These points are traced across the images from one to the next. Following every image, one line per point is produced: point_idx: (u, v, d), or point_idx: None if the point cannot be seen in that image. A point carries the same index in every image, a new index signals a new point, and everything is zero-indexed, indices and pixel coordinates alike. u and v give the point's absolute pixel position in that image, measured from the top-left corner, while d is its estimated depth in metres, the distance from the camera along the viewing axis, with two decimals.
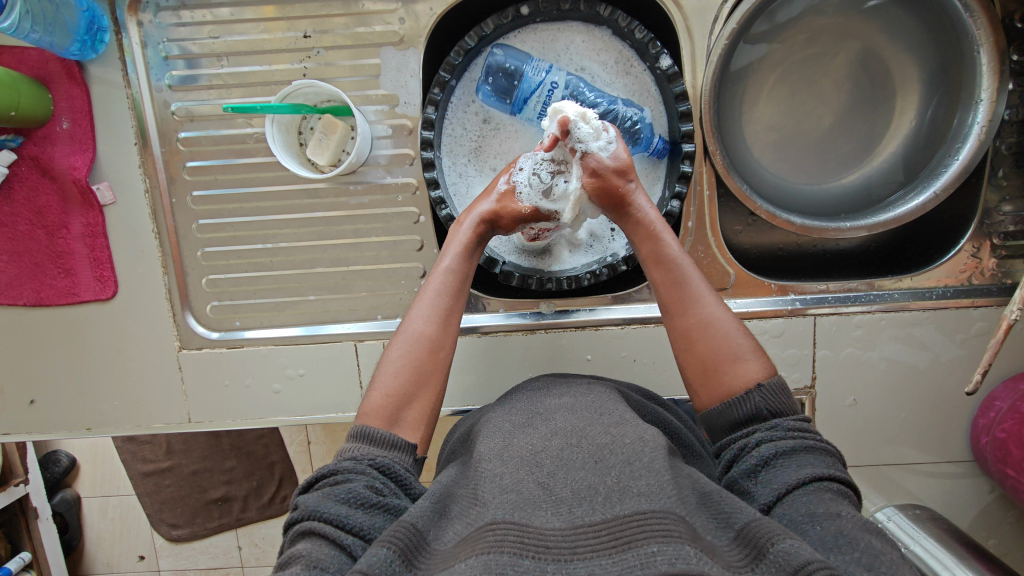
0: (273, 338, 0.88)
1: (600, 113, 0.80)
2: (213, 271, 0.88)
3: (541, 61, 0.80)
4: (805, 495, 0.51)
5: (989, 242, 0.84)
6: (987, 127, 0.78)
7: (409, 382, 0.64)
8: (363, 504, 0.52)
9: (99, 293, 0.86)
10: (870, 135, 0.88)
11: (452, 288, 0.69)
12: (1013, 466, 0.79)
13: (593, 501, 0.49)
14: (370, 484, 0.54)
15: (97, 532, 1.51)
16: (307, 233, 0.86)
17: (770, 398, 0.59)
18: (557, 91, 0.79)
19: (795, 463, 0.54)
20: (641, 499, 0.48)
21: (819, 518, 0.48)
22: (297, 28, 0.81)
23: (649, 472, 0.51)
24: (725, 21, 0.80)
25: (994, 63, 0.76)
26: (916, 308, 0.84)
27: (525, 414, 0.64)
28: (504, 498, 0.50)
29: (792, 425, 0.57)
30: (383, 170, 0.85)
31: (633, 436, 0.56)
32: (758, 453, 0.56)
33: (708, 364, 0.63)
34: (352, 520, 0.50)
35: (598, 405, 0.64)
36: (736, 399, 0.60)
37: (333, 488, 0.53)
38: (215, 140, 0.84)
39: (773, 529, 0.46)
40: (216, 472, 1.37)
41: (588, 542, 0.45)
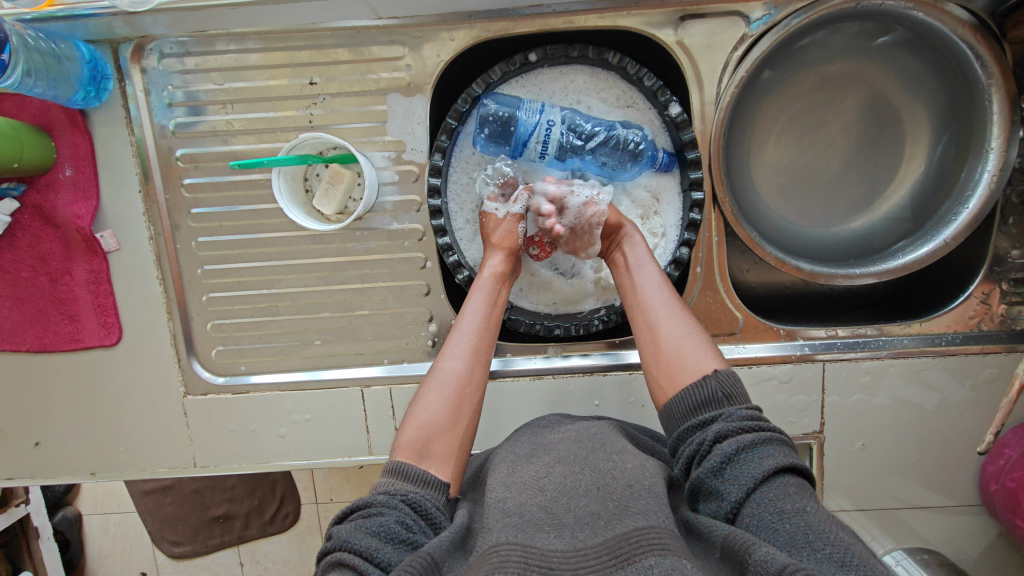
0: (279, 383, 0.88)
1: (601, 140, 0.79)
2: (218, 316, 0.87)
3: (534, 102, 0.78)
4: (770, 491, 0.51)
5: (1000, 288, 0.83)
6: (997, 176, 0.77)
7: (442, 419, 0.65)
8: (393, 539, 0.52)
9: (103, 339, 0.86)
10: (877, 178, 0.87)
11: (475, 331, 0.72)
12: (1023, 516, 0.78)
13: (595, 524, 0.49)
14: (401, 519, 0.54)
15: (99, 550, 1.51)
16: (313, 278, 0.85)
17: (725, 384, 0.61)
18: (556, 129, 0.78)
19: (757, 456, 0.53)
20: (640, 517, 0.48)
21: (788, 517, 0.48)
22: (302, 75, 0.80)
23: (648, 496, 0.51)
24: (734, 69, 0.79)
25: (1006, 112, 0.76)
26: (925, 354, 0.84)
27: (530, 445, 0.65)
28: (506, 523, 0.50)
29: (746, 415, 0.58)
30: (390, 216, 0.84)
31: (636, 463, 0.56)
32: (722, 450, 0.55)
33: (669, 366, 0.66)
34: (381, 554, 0.50)
35: (601, 435, 0.64)
36: (696, 383, 0.62)
37: (366, 520, 0.53)
38: (220, 187, 0.83)
39: (750, 538, 0.46)
40: (217, 489, 1.39)
41: (588, 561, 0.45)
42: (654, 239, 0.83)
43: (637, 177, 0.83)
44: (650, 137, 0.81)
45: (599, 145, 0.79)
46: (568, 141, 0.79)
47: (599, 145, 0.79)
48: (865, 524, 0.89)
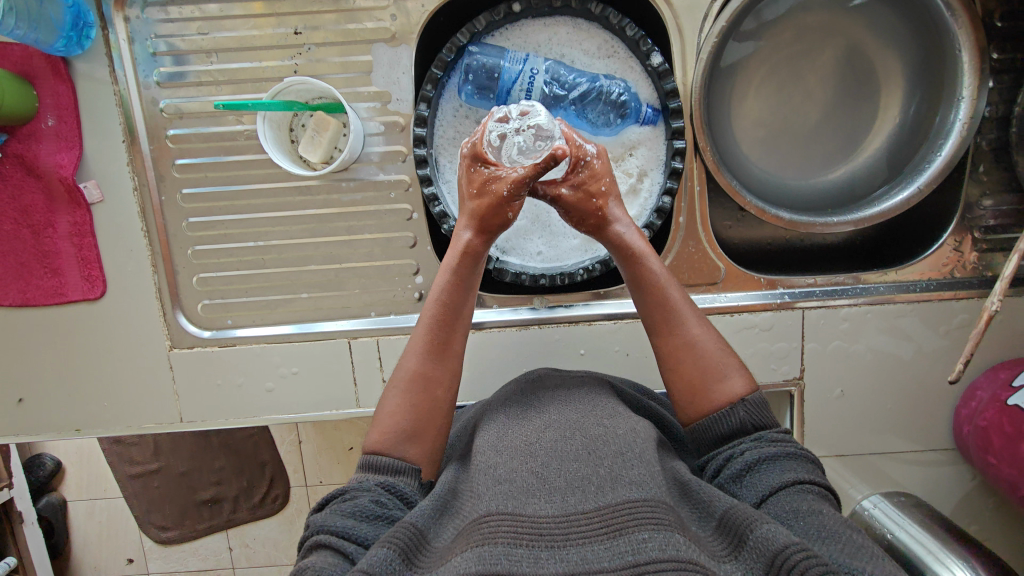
0: (265, 337, 0.88)
1: (584, 91, 0.80)
2: (203, 270, 0.87)
3: (518, 52, 0.80)
4: (789, 494, 0.54)
5: (971, 236, 0.85)
6: (968, 124, 0.80)
7: (408, 419, 0.64)
8: (369, 517, 0.54)
9: (87, 293, 0.85)
10: (856, 131, 0.89)
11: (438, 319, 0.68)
12: (993, 454, 0.77)
13: (585, 489, 0.50)
14: (377, 499, 0.56)
15: (86, 532, 1.49)
16: (300, 230, 0.86)
17: (753, 413, 0.62)
18: (539, 77, 0.79)
19: (780, 467, 0.57)
20: (632, 488, 0.49)
21: (803, 514, 0.51)
22: (287, 25, 0.80)
23: (640, 465, 0.52)
24: (715, 19, 0.80)
25: (975, 61, 0.78)
26: (900, 301, 0.86)
27: (520, 405, 0.65)
28: (498, 490, 0.51)
29: (776, 437, 0.61)
30: (376, 167, 0.85)
31: (626, 429, 0.58)
32: (745, 458, 0.59)
33: (698, 379, 0.66)
34: (357, 532, 0.52)
35: (591, 399, 0.65)
36: (724, 413, 0.63)
37: (342, 504, 0.55)
38: (205, 137, 0.83)
39: (751, 515, 0.49)
40: (205, 471, 1.35)
41: (580, 528, 0.46)
42: (637, 183, 0.84)
43: (623, 130, 0.83)
44: (633, 88, 0.82)
45: (582, 96, 0.80)
46: (551, 92, 0.80)
47: (584, 97, 0.81)
48: (843, 471, 0.92)
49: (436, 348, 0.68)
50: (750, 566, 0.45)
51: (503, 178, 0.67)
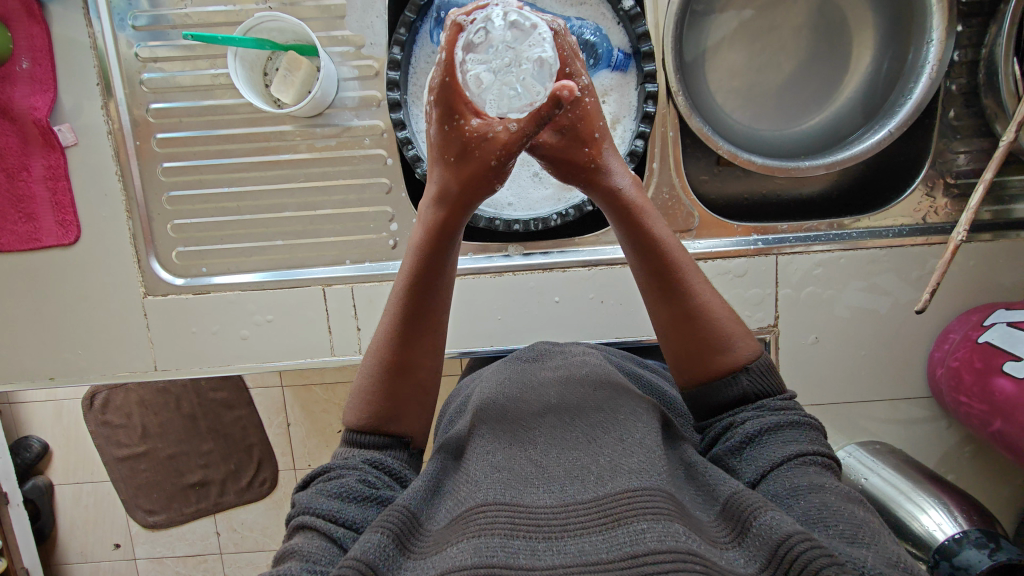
0: (240, 284, 0.88)
1: None
2: (178, 216, 0.87)
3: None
4: (791, 470, 0.50)
5: (942, 181, 0.86)
6: (938, 67, 0.79)
7: (387, 402, 0.58)
8: (357, 497, 0.50)
9: (61, 238, 0.85)
10: (830, 80, 0.90)
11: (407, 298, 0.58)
12: (965, 393, 0.77)
13: (585, 480, 0.46)
14: (363, 478, 0.52)
15: (70, 519, 1.42)
16: (274, 176, 0.86)
17: (757, 381, 0.57)
18: None
19: (783, 439, 0.53)
20: (632, 477, 0.45)
21: (803, 493, 0.47)
22: None
23: (640, 453, 0.48)
24: None
25: (945, 3, 0.78)
26: (872, 247, 0.86)
27: (518, 395, 0.62)
28: (495, 480, 0.47)
29: (780, 405, 0.56)
30: (350, 113, 0.85)
31: (629, 419, 0.55)
32: (745, 429, 0.54)
33: (701, 349, 0.59)
34: (345, 513, 0.48)
35: (592, 386, 0.63)
36: (725, 382, 0.58)
37: (327, 483, 0.51)
38: (180, 82, 0.84)
39: (755, 500, 0.44)
40: (193, 455, 1.34)
41: (577, 517, 0.42)
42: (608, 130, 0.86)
43: (594, 76, 0.85)
44: (604, 32, 0.83)
45: None
46: None
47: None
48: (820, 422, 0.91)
49: (406, 327, 0.58)
50: (753, 555, 0.41)
51: (490, 140, 0.53)
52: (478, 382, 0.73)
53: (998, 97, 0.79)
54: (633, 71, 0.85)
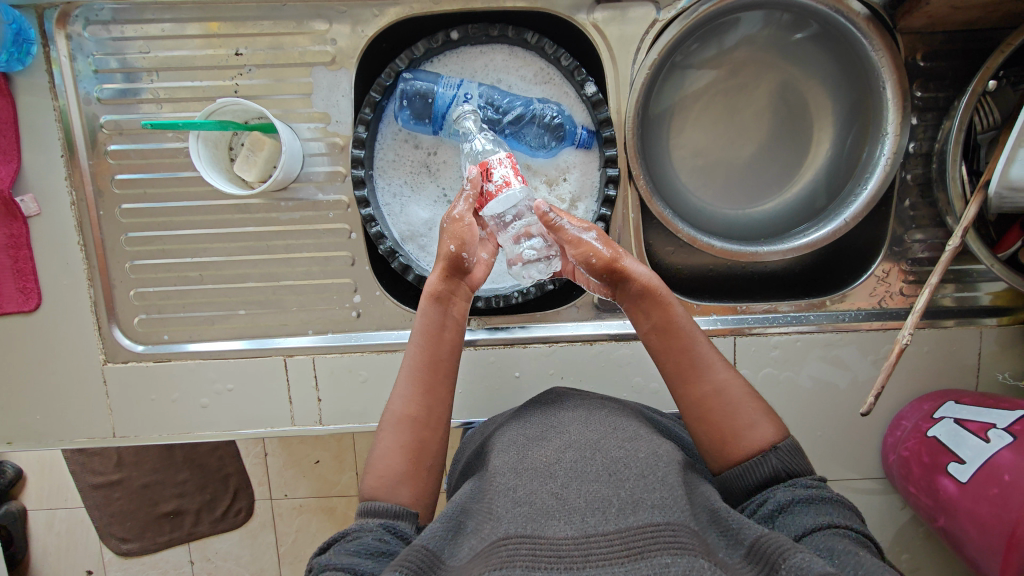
0: (202, 353, 0.88)
1: (517, 117, 0.83)
2: (141, 284, 0.87)
3: (452, 78, 0.82)
4: (824, 536, 0.53)
5: (899, 267, 0.87)
6: (892, 159, 0.81)
7: (402, 461, 0.63)
8: (373, 552, 0.53)
9: (22, 305, 0.85)
10: (792, 163, 0.92)
11: (426, 361, 0.68)
12: (913, 483, 0.78)
13: (606, 512, 0.51)
14: (380, 540, 0.55)
15: (43, 546, 1.40)
16: (238, 248, 0.87)
17: (786, 459, 0.61)
18: (473, 103, 0.82)
19: (815, 511, 0.56)
20: (655, 513, 0.51)
21: (838, 553, 0.50)
22: (229, 46, 0.82)
23: (661, 489, 0.54)
24: (648, 51, 0.82)
25: (898, 99, 0.80)
26: (829, 330, 0.88)
27: (540, 428, 0.67)
28: (517, 512, 0.53)
29: (810, 482, 0.59)
30: (315, 187, 0.86)
31: (648, 452, 0.60)
32: (777, 498, 0.58)
33: (724, 428, 0.64)
34: (364, 565, 0.51)
35: (610, 420, 0.68)
36: (753, 463, 0.61)
37: (347, 543, 0.55)
38: (145, 154, 0.84)
39: (783, 543, 0.49)
40: (168, 484, 1.30)
41: (600, 550, 0.48)
42: (569, 208, 0.87)
43: (558, 154, 0.87)
44: (567, 112, 0.85)
45: (516, 121, 0.83)
46: (484, 116, 0.82)
47: (518, 121, 0.84)
48: None
49: (423, 387, 0.67)
50: None
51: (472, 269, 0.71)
52: (496, 418, 0.77)
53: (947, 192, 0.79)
54: (596, 149, 0.86)
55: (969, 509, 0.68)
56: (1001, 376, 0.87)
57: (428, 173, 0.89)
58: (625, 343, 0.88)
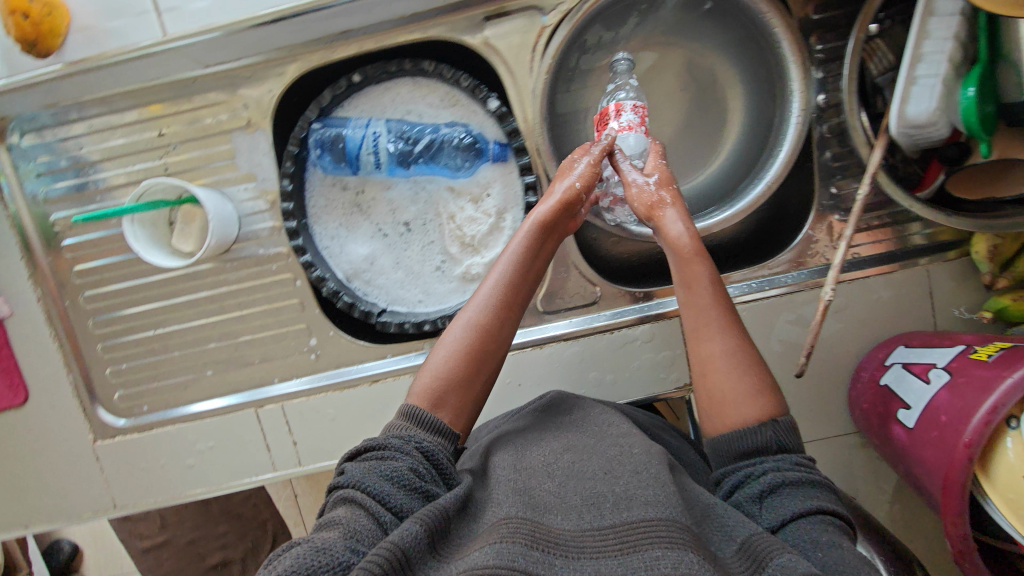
0: (180, 417, 0.93)
1: (427, 143, 0.87)
2: (114, 362, 0.93)
3: (360, 119, 0.86)
4: (809, 525, 0.52)
5: (833, 220, 0.86)
6: (804, 115, 0.81)
7: (455, 374, 0.66)
8: (405, 485, 0.54)
9: (13, 399, 0.93)
10: (710, 137, 0.94)
11: (515, 285, 0.71)
12: (875, 434, 0.78)
13: (602, 505, 0.50)
14: (413, 467, 0.56)
15: None
16: (194, 314, 0.92)
17: (781, 433, 0.60)
18: (382, 139, 0.85)
19: (802, 495, 0.55)
20: (648, 504, 0.49)
21: (823, 546, 0.49)
22: (151, 129, 0.87)
23: (655, 482, 0.52)
24: (542, 54, 0.83)
25: (798, 55, 0.80)
26: (772, 294, 0.87)
27: (538, 437, 0.67)
28: (516, 502, 0.52)
29: (801, 461, 0.59)
30: (255, 244, 0.90)
31: (644, 452, 0.59)
32: (766, 478, 0.57)
33: (724, 393, 0.64)
34: (393, 500, 0.53)
35: (608, 427, 0.67)
36: (753, 430, 0.61)
37: (379, 463, 0.56)
38: (95, 242, 0.90)
39: (772, 544, 0.47)
40: (210, 538, 1.25)
41: (594, 543, 0.47)
42: (498, 221, 0.89)
43: (477, 171, 0.89)
44: (477, 130, 0.88)
45: (427, 147, 0.87)
46: (396, 150, 0.86)
47: (430, 147, 0.87)
48: None
49: (504, 311, 0.70)
50: None
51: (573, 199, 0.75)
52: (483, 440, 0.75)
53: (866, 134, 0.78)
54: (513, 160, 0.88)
55: (919, 456, 0.67)
56: (958, 312, 0.85)
57: (361, 210, 0.93)
58: (573, 342, 0.90)
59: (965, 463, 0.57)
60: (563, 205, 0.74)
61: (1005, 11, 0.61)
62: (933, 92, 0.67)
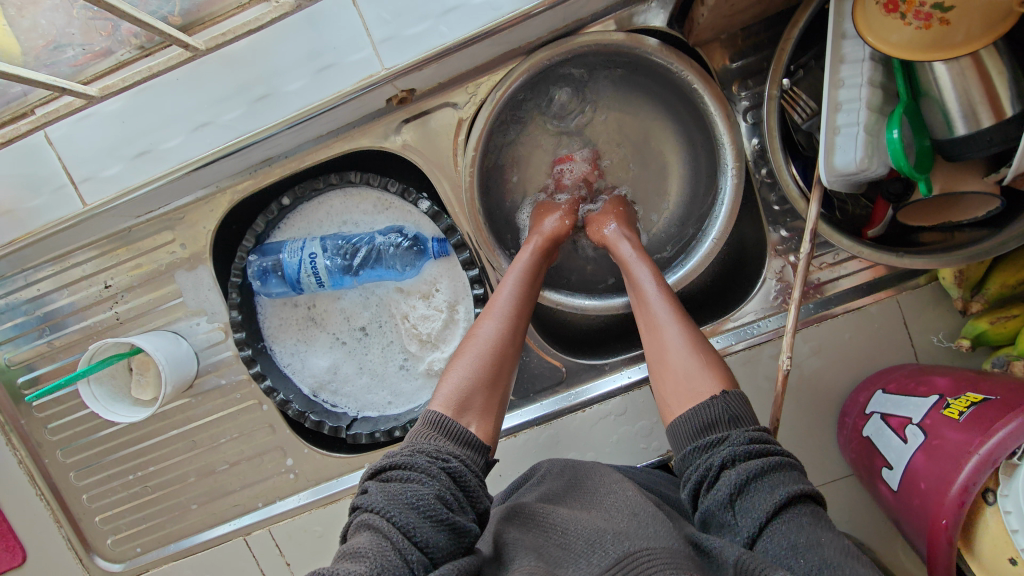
0: (173, 554, 0.93)
1: (365, 254, 0.86)
2: (103, 509, 0.94)
3: (295, 242, 0.86)
4: (785, 524, 0.48)
5: (791, 262, 0.82)
6: (738, 166, 0.79)
7: (472, 388, 0.65)
8: (432, 516, 0.51)
9: (11, 560, 0.92)
10: (655, 191, 0.90)
11: (517, 307, 0.73)
12: (868, 487, 0.73)
13: (603, 544, 0.50)
14: (441, 494, 0.54)
15: None
16: (171, 451, 0.92)
17: (734, 404, 0.58)
18: (319, 258, 0.85)
19: (769, 484, 0.51)
20: (649, 540, 0.49)
21: (803, 551, 0.45)
22: (98, 282, 0.88)
23: (654, 524, 0.52)
24: (465, 148, 0.82)
25: (722, 108, 0.77)
26: (740, 349, 0.83)
27: (543, 491, 0.66)
28: (529, 557, 0.51)
29: (753, 436, 0.55)
30: (216, 376, 0.90)
31: (634, 494, 0.60)
32: (733, 478, 0.52)
33: (682, 375, 0.64)
34: (419, 532, 0.50)
35: (602, 474, 0.67)
36: (704, 404, 0.59)
37: (404, 486, 0.54)
38: (64, 398, 0.91)
39: (765, 564, 0.43)
40: None
41: None
42: (451, 314, 0.87)
43: (422, 270, 0.88)
44: (415, 230, 0.87)
45: (365, 258, 0.86)
46: (335, 266, 0.86)
47: (370, 257, 0.86)
48: None
49: (514, 331, 0.72)
50: None
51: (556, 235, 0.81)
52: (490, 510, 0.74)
53: (808, 174, 0.73)
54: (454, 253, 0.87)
55: (908, 518, 0.64)
56: (937, 339, 0.81)
57: (316, 324, 0.91)
58: (546, 425, 0.88)
59: (946, 543, 0.56)
60: (545, 244, 0.80)
61: (920, 55, 0.56)
62: (857, 141, 0.63)
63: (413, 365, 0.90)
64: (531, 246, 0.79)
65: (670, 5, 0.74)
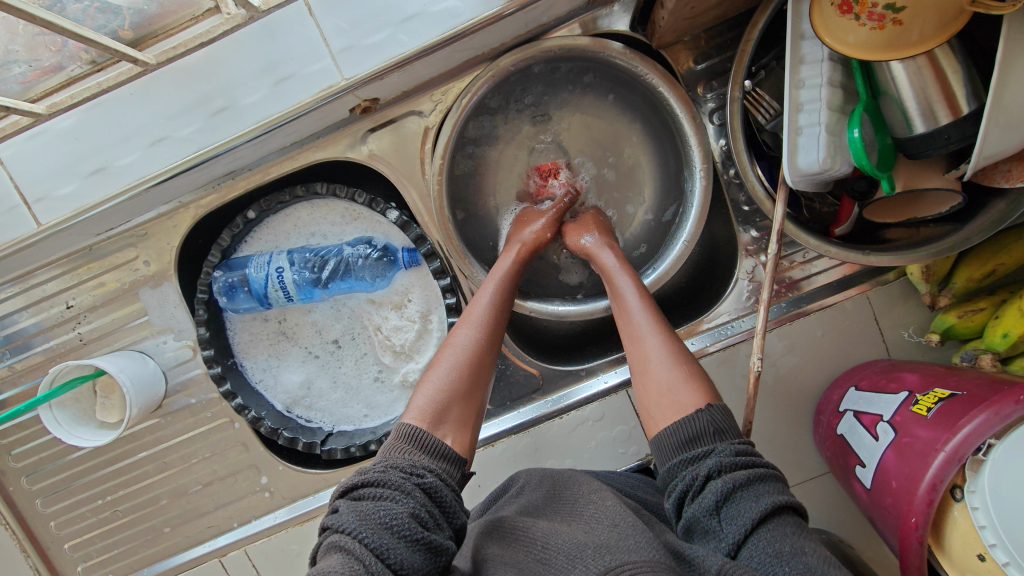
0: None
1: (334, 266, 0.85)
2: (71, 537, 0.91)
3: (262, 256, 0.85)
4: (770, 533, 0.48)
5: (763, 262, 0.82)
6: (706, 167, 0.79)
7: (448, 398, 0.64)
8: (405, 535, 0.49)
9: None
10: (626, 193, 0.90)
11: (494, 316, 0.72)
12: (844, 485, 0.74)
13: (584, 559, 0.49)
14: (415, 512, 0.52)
15: None
16: (141, 474, 0.90)
17: (718, 416, 0.58)
18: (287, 273, 0.84)
19: (754, 493, 0.51)
20: (630, 553, 0.47)
21: (787, 559, 0.45)
22: (59, 302, 0.86)
23: (634, 534, 0.51)
24: (432, 156, 0.80)
25: (688, 110, 0.77)
26: (714, 350, 0.83)
27: (523, 504, 0.65)
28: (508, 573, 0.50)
29: (738, 449, 0.54)
30: (186, 395, 0.88)
31: (615, 505, 0.58)
32: (718, 486, 0.51)
33: (662, 385, 0.63)
34: (391, 553, 0.48)
35: (582, 484, 0.66)
36: (688, 417, 0.58)
37: (376, 504, 0.51)
38: (27, 423, 0.89)
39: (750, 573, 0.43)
40: None
41: None
42: (424, 324, 0.86)
43: (394, 280, 0.87)
44: (385, 240, 0.86)
45: (334, 270, 0.85)
46: (303, 280, 0.85)
47: (339, 269, 0.85)
48: None
49: (491, 339, 0.71)
50: None
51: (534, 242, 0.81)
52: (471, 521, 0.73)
53: (774, 174, 0.74)
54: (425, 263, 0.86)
55: (882, 518, 0.65)
56: (908, 334, 0.82)
57: (288, 338, 0.90)
58: (524, 433, 0.87)
59: (917, 543, 0.56)
60: (523, 251, 0.79)
61: (874, 55, 0.57)
62: (819, 142, 0.63)
63: (387, 377, 0.89)
64: (510, 255, 0.79)
65: (632, 9, 0.74)
